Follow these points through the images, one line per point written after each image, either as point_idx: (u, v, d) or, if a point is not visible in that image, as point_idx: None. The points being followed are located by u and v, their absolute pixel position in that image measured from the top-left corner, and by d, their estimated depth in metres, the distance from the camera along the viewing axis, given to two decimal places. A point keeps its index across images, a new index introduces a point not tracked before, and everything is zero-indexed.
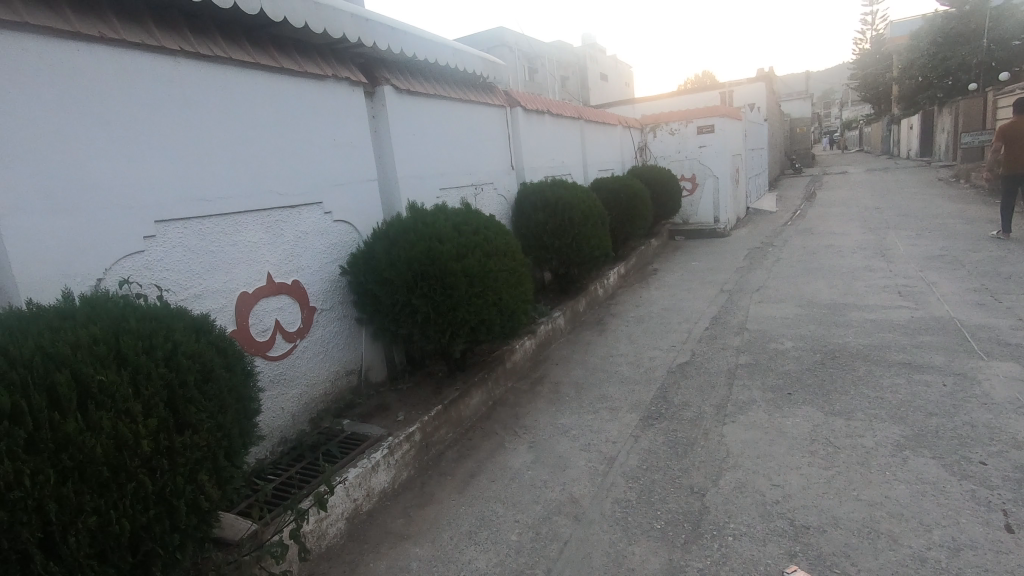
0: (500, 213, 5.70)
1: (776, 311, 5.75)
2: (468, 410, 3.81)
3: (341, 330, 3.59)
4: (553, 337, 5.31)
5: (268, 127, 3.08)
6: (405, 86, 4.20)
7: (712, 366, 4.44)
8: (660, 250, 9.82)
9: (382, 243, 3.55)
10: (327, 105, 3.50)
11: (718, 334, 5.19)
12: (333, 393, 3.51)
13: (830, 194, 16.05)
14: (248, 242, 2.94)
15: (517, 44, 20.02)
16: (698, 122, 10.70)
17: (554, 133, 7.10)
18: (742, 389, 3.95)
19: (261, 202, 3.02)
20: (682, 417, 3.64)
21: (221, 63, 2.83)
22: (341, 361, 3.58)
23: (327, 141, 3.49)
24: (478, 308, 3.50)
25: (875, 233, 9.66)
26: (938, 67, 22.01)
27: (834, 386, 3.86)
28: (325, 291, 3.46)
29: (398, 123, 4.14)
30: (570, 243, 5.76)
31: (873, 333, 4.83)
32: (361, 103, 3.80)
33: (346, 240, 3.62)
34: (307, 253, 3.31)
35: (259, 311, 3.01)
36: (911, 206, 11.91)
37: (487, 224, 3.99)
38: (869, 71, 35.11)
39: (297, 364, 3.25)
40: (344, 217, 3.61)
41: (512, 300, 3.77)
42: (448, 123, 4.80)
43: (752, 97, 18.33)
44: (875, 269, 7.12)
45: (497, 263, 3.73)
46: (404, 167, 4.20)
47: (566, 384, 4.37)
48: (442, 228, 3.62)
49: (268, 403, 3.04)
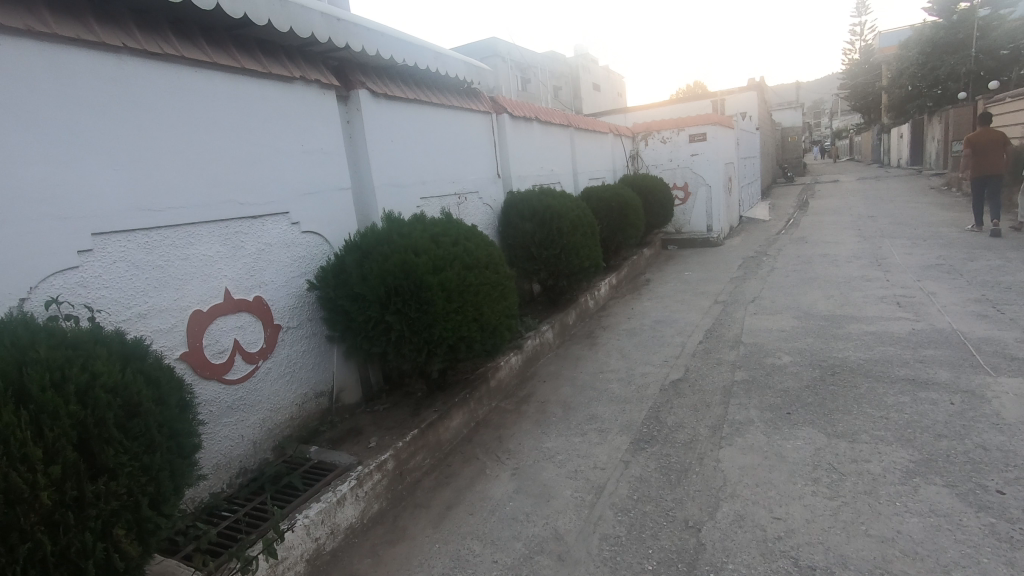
0: (485, 223, 5.49)
1: (772, 323, 5.55)
2: (447, 433, 3.57)
3: (311, 349, 3.35)
4: (541, 353, 5.08)
5: (226, 131, 2.86)
6: (381, 90, 3.98)
7: (707, 383, 4.22)
8: (653, 260, 9.63)
9: (354, 255, 3.32)
10: (295, 108, 3.28)
11: (713, 348, 4.97)
12: (301, 416, 3.27)
13: (823, 202, 15.98)
14: (202, 256, 2.71)
15: (509, 54, 19.98)
16: (691, 130, 10.55)
17: (543, 141, 6.92)
18: (739, 409, 3.72)
19: (219, 212, 2.79)
20: (675, 440, 3.41)
21: (172, 61, 2.61)
22: (310, 382, 3.34)
23: (295, 148, 3.27)
24: (456, 324, 3.27)
25: (869, 242, 9.52)
26: (927, 76, 22.11)
27: (836, 405, 3.64)
28: (291, 308, 3.21)
29: (373, 129, 3.93)
30: (559, 254, 5.54)
31: (873, 347, 4.62)
32: (333, 106, 3.59)
33: (316, 253, 3.39)
34: (271, 267, 3.08)
35: (216, 330, 2.76)
36: (905, 215, 11.80)
37: (468, 235, 3.76)
38: (859, 81, 35.43)
39: (260, 388, 3.01)
40: (314, 228, 3.38)
41: (494, 315, 3.54)
42: (429, 129, 4.59)
43: (743, 106, 18.31)
44: (873, 279, 6.95)
45: (478, 277, 3.49)
46: (381, 175, 3.98)
47: (553, 404, 4.13)
48: (419, 239, 3.38)
49: (225, 431, 2.79)
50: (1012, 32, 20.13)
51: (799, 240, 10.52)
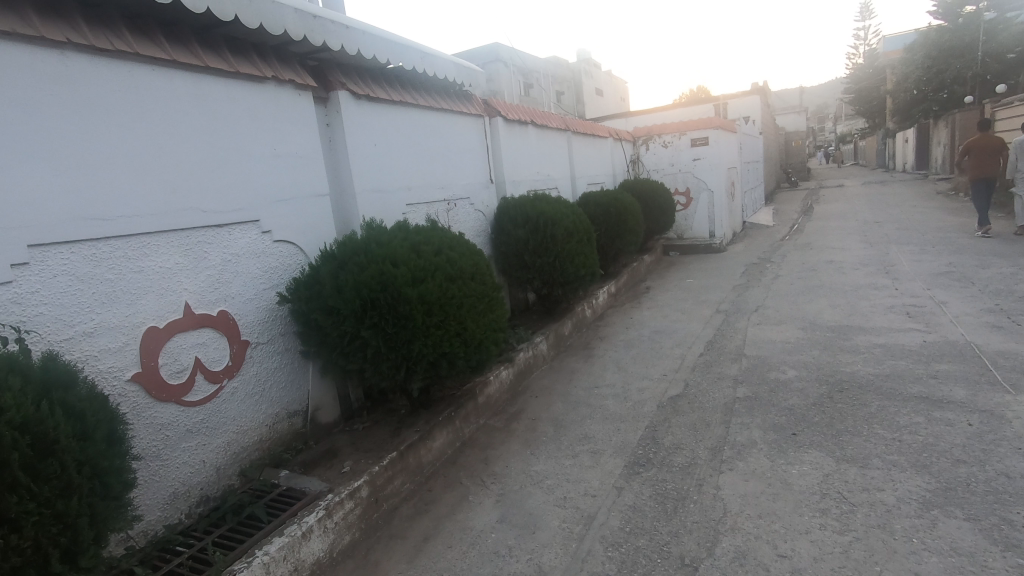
0: (476, 230, 5.29)
1: (776, 335, 5.32)
2: (429, 455, 3.36)
3: (283, 366, 3.14)
4: (534, 366, 4.86)
5: (188, 133, 2.66)
6: (363, 91, 3.79)
7: (707, 399, 3.99)
8: (654, 267, 9.41)
9: (329, 265, 3.11)
10: (266, 110, 3.09)
11: (714, 361, 4.74)
12: (272, 438, 3.06)
13: (828, 207, 15.73)
14: (159, 268, 2.51)
15: (511, 59, 19.82)
16: (693, 134, 10.35)
17: (539, 145, 6.72)
18: (741, 429, 3.49)
19: (179, 221, 2.60)
20: (672, 463, 3.19)
21: (124, 58, 2.42)
22: (282, 401, 3.13)
23: (266, 152, 3.08)
24: (437, 340, 3.06)
25: (876, 248, 9.28)
26: (933, 80, 21.85)
27: (844, 426, 3.41)
28: (261, 322, 3.01)
29: (355, 132, 3.73)
30: (554, 262, 5.33)
31: (883, 361, 4.39)
32: (309, 108, 3.39)
33: (289, 263, 3.19)
34: (238, 279, 2.88)
35: (174, 349, 2.56)
36: (911, 220, 11.56)
37: (453, 244, 3.55)
38: (864, 85, 35.17)
39: (225, 409, 2.80)
40: (288, 237, 3.18)
41: (480, 329, 3.32)
42: (415, 132, 4.39)
43: (747, 110, 18.10)
44: (881, 288, 6.71)
45: (462, 288, 3.27)
46: (363, 180, 3.78)
47: (545, 422, 3.91)
48: (398, 249, 3.17)
49: (183, 456, 2.59)
50: (1018, 35, 19.85)
51: (803, 246, 10.27)
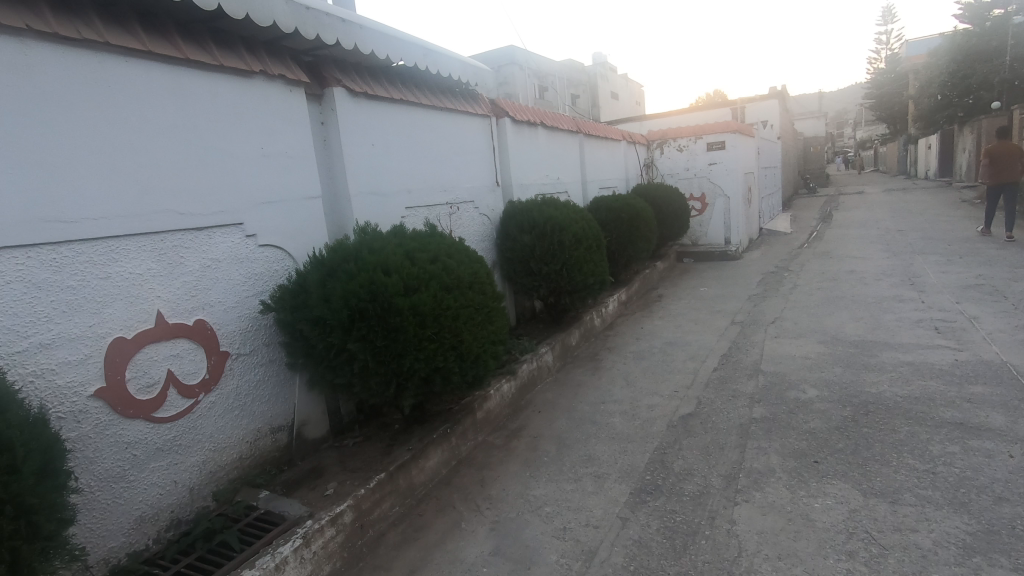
0: (480, 234, 5.08)
1: (795, 349, 5.03)
2: (422, 475, 3.14)
3: (267, 378, 2.95)
4: (539, 378, 4.64)
5: (164, 130, 2.49)
6: (360, 88, 3.60)
7: (721, 420, 3.74)
8: (666, 273, 9.14)
9: (317, 272, 2.92)
10: (254, 107, 2.92)
11: (728, 377, 4.48)
12: (253, 456, 2.87)
13: (848, 215, 15.30)
14: (128, 274, 2.33)
15: (526, 62, 19.65)
16: (709, 138, 10.08)
17: (549, 147, 6.51)
18: (758, 456, 3.23)
19: (151, 224, 2.42)
20: (682, 492, 2.95)
21: (93, 47, 2.25)
22: (265, 416, 2.94)
23: (253, 151, 2.91)
24: (430, 354, 2.85)
25: (900, 258, 8.91)
26: (958, 85, 21.25)
27: (872, 454, 3.14)
28: (242, 332, 2.82)
29: (350, 131, 3.55)
30: (561, 269, 5.10)
31: (912, 381, 4.09)
32: (301, 105, 3.21)
33: (276, 269, 3.01)
34: (218, 285, 2.70)
35: (143, 361, 2.38)
36: (936, 229, 11.13)
37: (451, 250, 3.33)
38: (885, 90, 34.46)
39: (201, 426, 2.61)
40: (275, 241, 3.00)
41: (477, 342, 3.10)
42: (417, 132, 4.20)
43: (765, 115, 17.74)
44: (906, 300, 6.38)
45: (458, 298, 3.05)
46: (358, 182, 3.59)
47: (546, 440, 3.68)
48: (390, 255, 2.96)
49: (152, 477, 2.41)
50: None
51: (823, 255, 9.92)
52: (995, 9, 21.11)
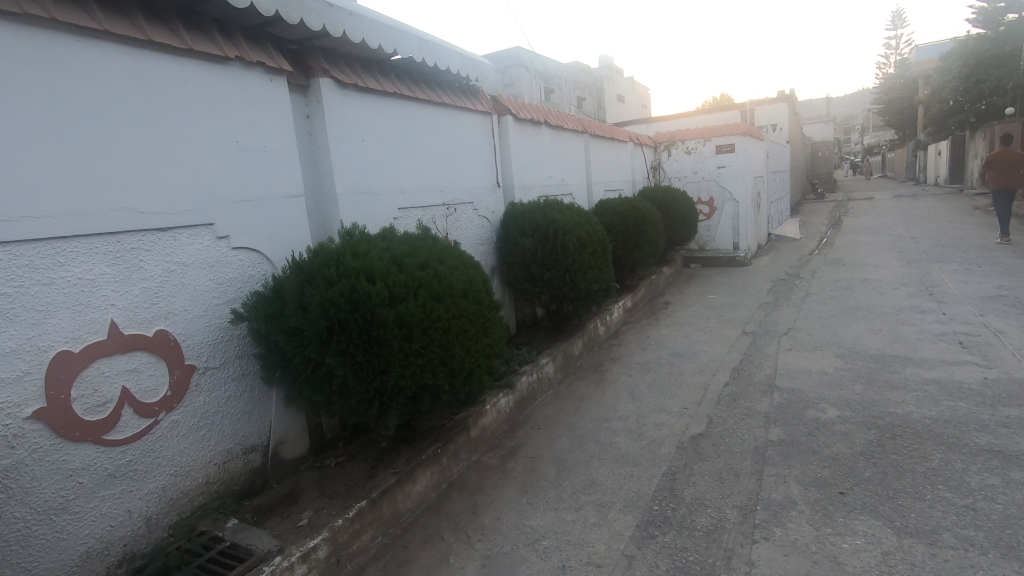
0: (479, 237, 4.82)
1: (811, 363, 4.75)
2: (408, 501, 2.88)
3: (239, 394, 2.69)
4: (539, 391, 4.37)
5: (122, 119, 2.24)
6: (349, 79, 3.35)
7: (735, 442, 3.46)
8: (673, 279, 8.86)
9: (294, 278, 2.66)
10: (229, 96, 2.66)
11: (741, 393, 4.20)
12: (222, 480, 2.61)
13: (857, 221, 14.99)
14: (77, 280, 2.08)
15: (533, 63, 19.44)
16: (718, 140, 9.79)
17: (553, 147, 6.24)
18: (777, 485, 2.95)
19: (104, 223, 2.16)
20: (694, 525, 2.67)
21: (39, 24, 2.00)
22: (236, 435, 2.68)
23: (227, 145, 2.65)
24: (417, 370, 2.58)
25: (916, 267, 8.60)
26: (970, 90, 20.88)
27: (903, 486, 2.85)
28: (211, 344, 2.55)
29: (338, 126, 3.29)
30: (564, 275, 4.83)
31: (940, 402, 3.80)
32: (283, 96, 2.96)
33: (252, 274, 2.75)
34: (184, 292, 2.44)
35: (94, 377, 2.13)
36: (951, 237, 10.81)
37: (444, 256, 3.06)
38: (895, 95, 34.07)
39: (161, 448, 2.35)
40: (250, 243, 2.74)
41: (471, 357, 2.83)
42: (412, 128, 3.94)
43: (773, 118, 17.46)
44: (926, 311, 6.09)
45: (450, 309, 2.78)
46: (346, 180, 3.33)
47: (545, 461, 3.42)
48: (376, 260, 2.70)
49: (102, 507, 2.15)
50: None
51: (834, 262, 9.62)
52: (1010, 13, 20.73)
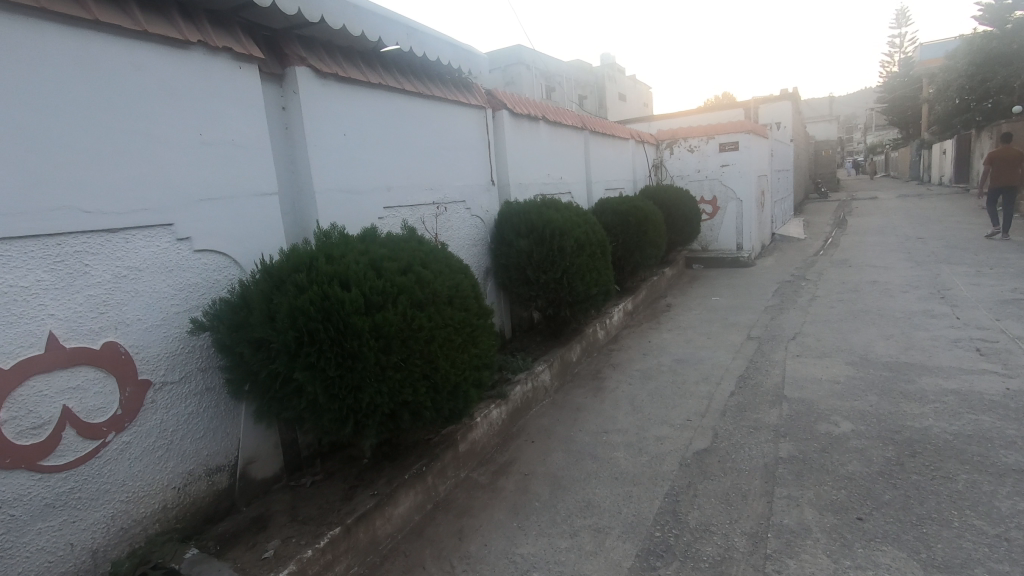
0: (472, 238, 4.59)
1: (821, 371, 4.51)
2: (388, 526, 2.65)
3: (202, 411, 2.46)
4: (534, 400, 4.14)
5: (63, 107, 2.01)
6: (329, 68, 3.11)
7: (742, 458, 3.23)
8: (675, 281, 8.63)
9: (263, 283, 2.43)
10: (191, 84, 2.43)
11: (747, 404, 3.97)
12: (181, 505, 2.38)
13: (863, 221, 14.71)
14: (8, 287, 1.85)
15: (534, 62, 19.22)
16: (721, 138, 9.56)
17: (551, 144, 6.01)
18: (788, 509, 2.72)
19: (41, 224, 1.93)
20: (700, 556, 2.45)
21: None
22: (199, 455, 2.45)
23: (189, 138, 2.42)
24: (396, 386, 2.35)
25: (925, 268, 8.35)
26: (977, 89, 20.57)
27: (927, 512, 2.62)
28: (169, 356, 2.32)
29: (316, 119, 3.06)
30: (561, 278, 4.58)
31: (961, 415, 3.56)
32: (254, 85, 2.72)
33: (217, 280, 2.52)
34: (137, 300, 2.21)
35: (28, 396, 1.90)
36: (959, 237, 10.53)
37: (430, 259, 2.83)
38: (899, 94, 33.75)
39: (109, 473, 2.13)
40: (215, 245, 2.51)
41: (456, 370, 2.60)
42: (398, 122, 3.70)
43: (777, 116, 17.20)
44: (938, 316, 5.84)
45: (434, 318, 2.55)
46: (325, 177, 3.10)
47: (539, 479, 3.19)
48: (352, 265, 2.46)
49: (38, 540, 1.92)
50: None
51: (841, 263, 9.37)
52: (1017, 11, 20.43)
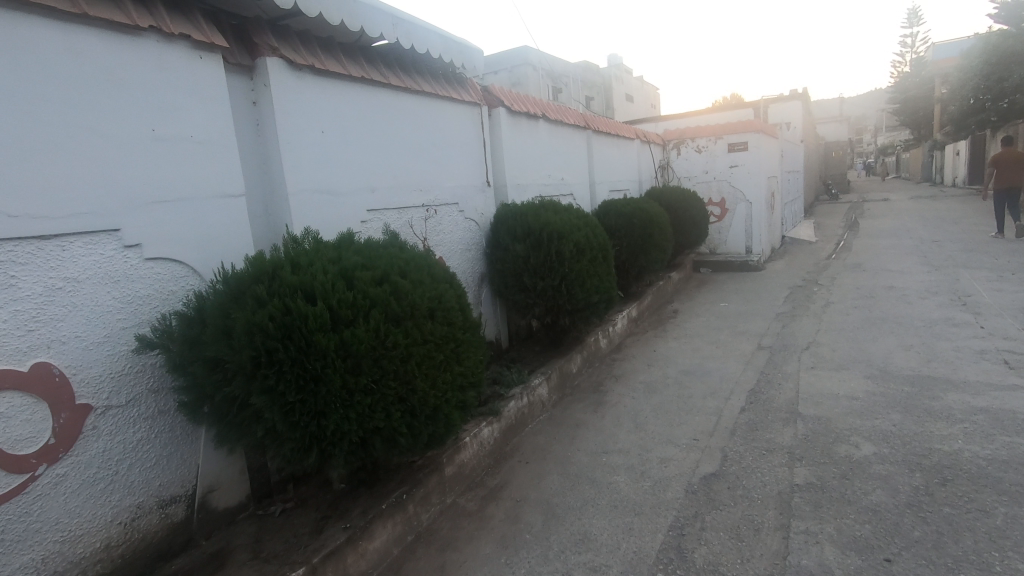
0: (464, 243, 4.33)
1: (838, 386, 4.21)
2: (361, 563, 2.39)
3: (152, 437, 2.22)
4: (530, 415, 3.88)
5: None
6: (304, 59, 2.87)
7: (755, 485, 2.95)
8: (682, 286, 8.34)
9: (220, 295, 2.18)
10: (141, 74, 2.19)
11: (759, 422, 3.69)
12: (128, 542, 2.14)
13: (875, 223, 14.33)
14: None
15: (541, 62, 18.98)
16: (730, 138, 9.26)
17: (551, 143, 5.75)
18: (807, 546, 2.44)
19: None
20: None
21: None
22: (150, 486, 2.21)
23: (140, 134, 2.19)
24: (365, 411, 2.10)
25: (944, 273, 8.00)
26: (992, 88, 20.07)
27: (963, 553, 2.33)
28: (114, 377, 2.08)
29: (289, 114, 2.82)
30: (560, 285, 4.31)
31: (993, 437, 3.26)
32: (217, 77, 2.48)
33: (171, 291, 2.28)
34: (75, 315, 1.97)
35: None
36: (977, 241, 10.14)
37: (410, 267, 2.57)
38: (911, 94, 33.20)
39: (40, 510, 1.89)
40: (170, 253, 2.27)
41: (436, 391, 2.35)
42: (383, 120, 3.46)
43: (786, 116, 16.86)
44: (961, 325, 5.52)
45: (411, 333, 2.29)
46: (299, 178, 2.85)
47: (532, 506, 2.92)
48: (319, 274, 2.21)
49: None
50: None
51: (855, 267, 9.03)
52: None
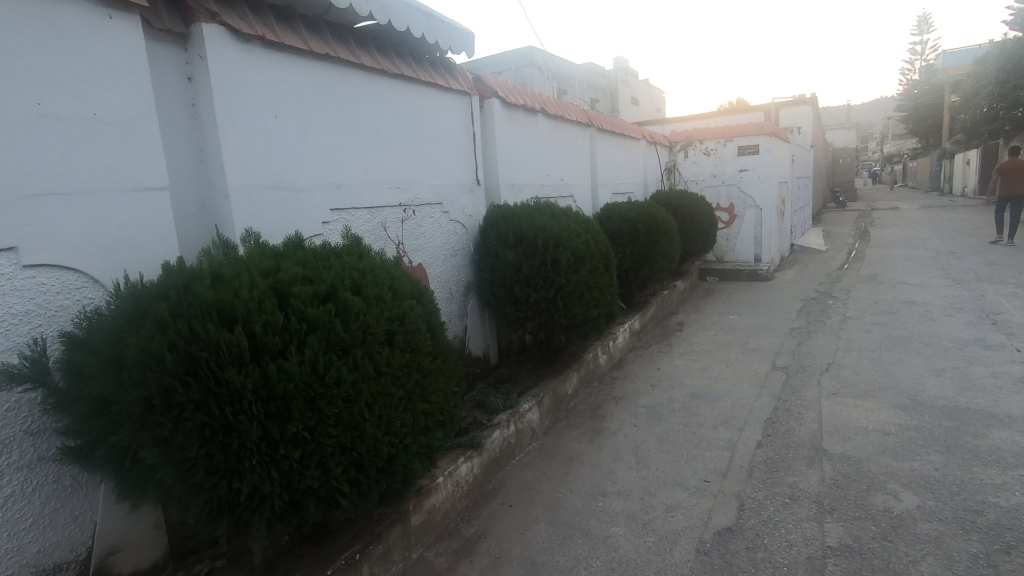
0: (448, 247, 3.88)
1: (865, 417, 3.74)
2: None
3: (27, 492, 1.76)
4: (518, 445, 3.42)
5: None
6: (250, 28, 2.40)
7: (779, 544, 2.48)
8: (687, 296, 7.87)
9: (116, 315, 1.72)
10: (25, 31, 1.74)
11: (778, 461, 3.22)
12: None
13: (888, 232, 13.80)
14: None
15: (546, 62, 18.50)
16: (740, 141, 8.79)
17: (551, 140, 5.28)
18: None
19: None
20: None
21: None
22: (22, 553, 1.76)
23: (20, 107, 1.73)
24: (291, 468, 1.65)
25: (967, 288, 7.49)
26: (1006, 98, 19.38)
27: None
28: None
29: (231, 93, 2.35)
30: (555, 297, 3.84)
31: None
32: (134, 41, 2.02)
33: (60, 307, 1.82)
34: None
35: None
36: (999, 253, 9.58)
37: (370, 279, 2.10)
38: (921, 102, 32.62)
39: None
40: (60, 258, 1.82)
41: (391, 438, 1.88)
42: (353, 106, 3.00)
43: (797, 120, 16.34)
44: (995, 348, 5.02)
45: (361, 366, 1.82)
46: (241, 169, 2.39)
47: (514, 564, 2.45)
48: (243, 290, 1.75)
49: None
50: None
51: (870, 279, 8.53)
52: None
